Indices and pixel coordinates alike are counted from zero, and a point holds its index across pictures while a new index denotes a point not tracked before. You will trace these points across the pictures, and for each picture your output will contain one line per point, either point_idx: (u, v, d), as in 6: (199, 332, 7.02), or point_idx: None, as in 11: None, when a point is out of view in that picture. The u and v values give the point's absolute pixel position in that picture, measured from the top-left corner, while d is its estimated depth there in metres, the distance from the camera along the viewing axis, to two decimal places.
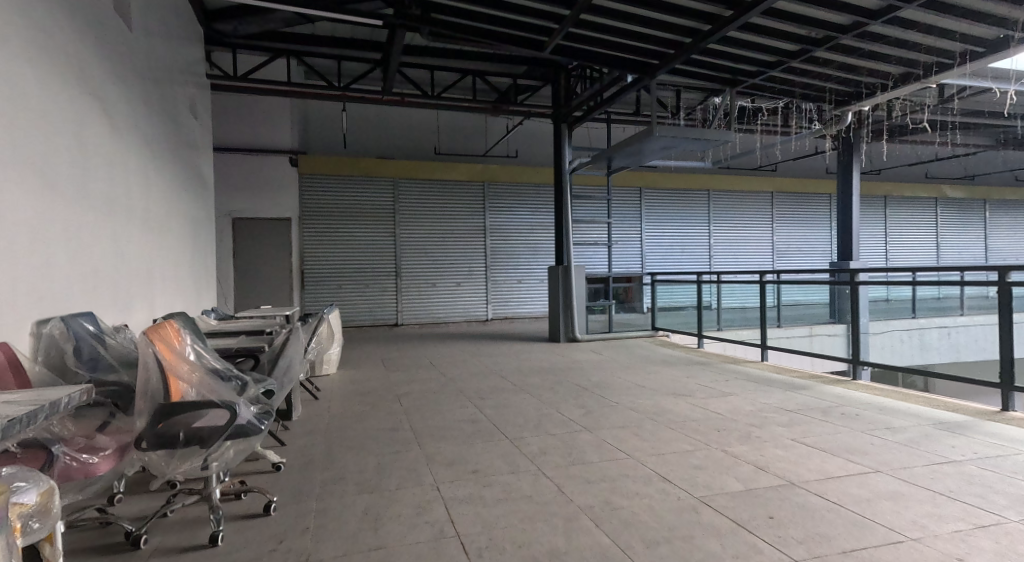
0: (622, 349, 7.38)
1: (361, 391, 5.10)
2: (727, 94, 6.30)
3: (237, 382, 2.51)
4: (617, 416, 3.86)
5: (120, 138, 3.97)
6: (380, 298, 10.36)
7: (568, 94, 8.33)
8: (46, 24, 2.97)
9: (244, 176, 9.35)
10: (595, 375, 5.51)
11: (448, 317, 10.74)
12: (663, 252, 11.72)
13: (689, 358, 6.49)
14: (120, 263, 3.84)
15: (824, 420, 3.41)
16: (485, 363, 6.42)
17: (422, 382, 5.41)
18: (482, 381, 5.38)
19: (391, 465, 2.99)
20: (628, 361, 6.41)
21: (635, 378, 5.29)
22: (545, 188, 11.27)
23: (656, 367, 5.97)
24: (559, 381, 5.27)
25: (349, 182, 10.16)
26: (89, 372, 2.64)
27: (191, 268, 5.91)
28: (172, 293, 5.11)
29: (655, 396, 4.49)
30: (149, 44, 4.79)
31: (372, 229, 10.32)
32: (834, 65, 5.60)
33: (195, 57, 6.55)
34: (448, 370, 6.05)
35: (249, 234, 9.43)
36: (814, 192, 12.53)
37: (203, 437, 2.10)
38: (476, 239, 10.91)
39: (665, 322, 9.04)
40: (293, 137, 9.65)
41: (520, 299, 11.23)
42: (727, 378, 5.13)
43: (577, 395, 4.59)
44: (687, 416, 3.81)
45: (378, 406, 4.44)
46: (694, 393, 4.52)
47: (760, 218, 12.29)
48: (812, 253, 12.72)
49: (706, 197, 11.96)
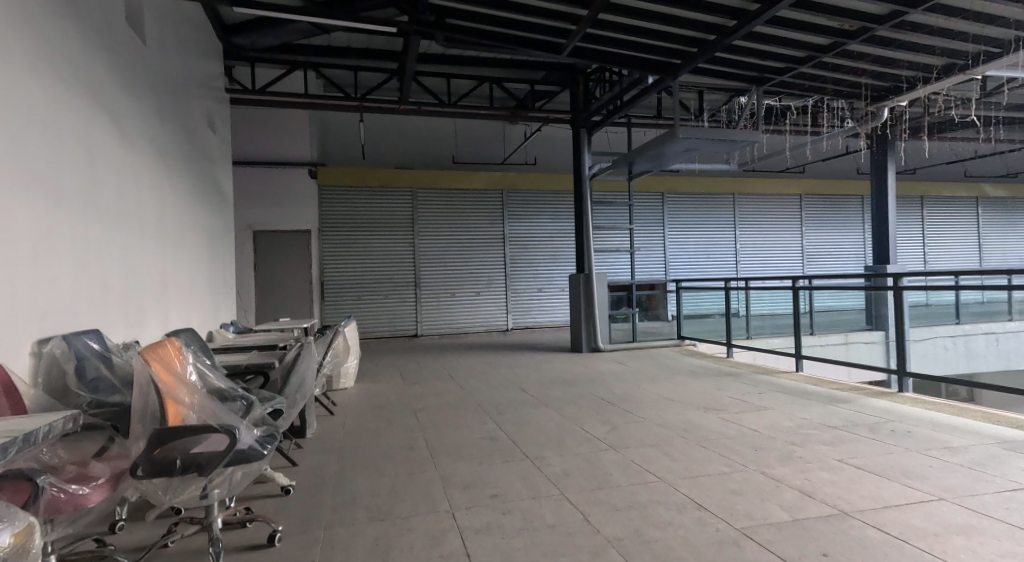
0: (648, 359, 7.13)
1: (377, 405, 4.96)
2: (754, 93, 6.05)
3: (243, 401, 2.41)
4: (645, 432, 3.65)
5: (130, 152, 3.89)
6: (399, 309, 10.27)
7: (587, 99, 8.16)
8: (50, 37, 2.87)
9: (264, 188, 9.37)
10: (620, 387, 5.30)
11: (468, 327, 10.59)
12: (688, 258, 11.43)
13: (718, 368, 6.23)
14: (133, 278, 3.75)
15: (874, 440, 3.16)
16: (505, 375, 6.24)
17: (440, 395, 5.25)
18: (502, 394, 5.21)
19: (404, 488, 2.83)
20: (654, 371, 6.17)
21: (662, 391, 5.07)
22: (565, 195, 11.09)
23: (684, 378, 5.72)
24: (583, 394, 5.06)
25: (366, 194, 10.16)
26: (90, 394, 2.57)
27: (208, 282, 5.87)
28: (188, 307, 5.05)
29: (684, 410, 4.26)
30: (164, 57, 4.74)
31: (390, 240, 10.27)
32: (870, 60, 5.34)
33: (213, 72, 6.55)
34: (467, 382, 5.88)
35: (269, 246, 9.44)
36: (844, 194, 12.12)
37: (201, 464, 1.96)
38: (495, 248, 10.77)
39: (692, 330, 8.75)
40: (312, 149, 9.65)
41: (541, 308, 11.03)
42: (759, 390, 4.87)
43: (601, 409, 4.38)
44: (720, 433, 3.58)
45: (394, 422, 4.29)
46: (726, 407, 4.28)
47: (788, 221, 11.91)
48: (844, 256, 12.27)
49: (731, 200, 11.64)
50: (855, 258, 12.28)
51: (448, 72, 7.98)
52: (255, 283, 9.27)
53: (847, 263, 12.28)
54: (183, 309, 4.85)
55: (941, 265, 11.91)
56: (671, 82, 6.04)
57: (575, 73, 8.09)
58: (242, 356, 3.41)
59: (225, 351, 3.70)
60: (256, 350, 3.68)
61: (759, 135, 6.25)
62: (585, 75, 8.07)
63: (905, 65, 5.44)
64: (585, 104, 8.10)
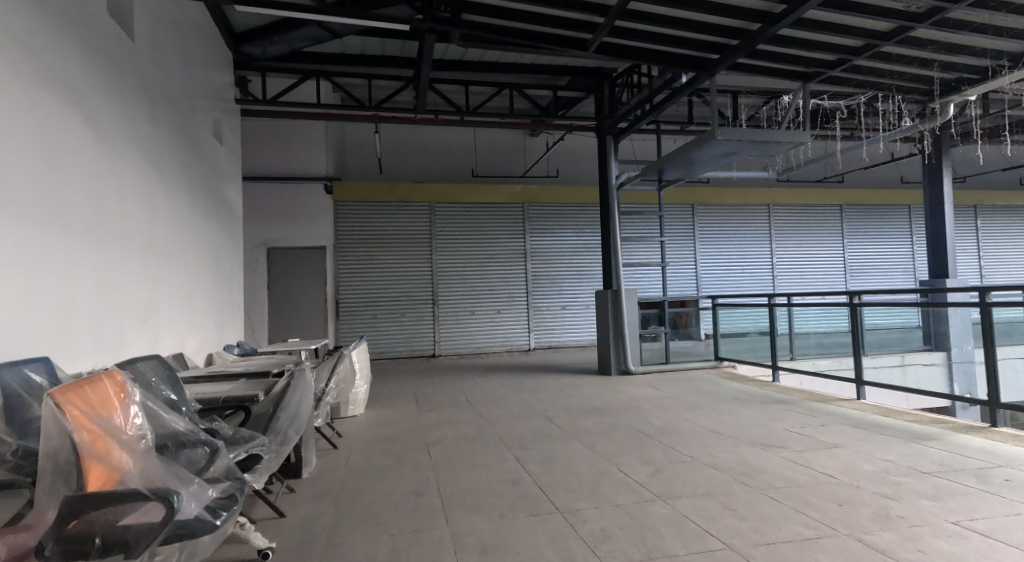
0: (686, 383, 6.53)
1: (387, 437, 4.45)
2: (800, 90, 5.52)
3: (206, 448, 1.93)
4: (697, 478, 3.10)
5: (129, 159, 3.49)
6: (416, 328, 9.81)
7: (612, 104, 7.69)
8: (10, 19, 2.43)
9: (278, 204, 9.07)
10: (658, 418, 4.72)
11: (489, 347, 10.05)
12: (721, 273, 10.79)
13: (766, 395, 5.61)
14: (123, 295, 3.32)
15: (991, 498, 2.58)
16: (528, 401, 5.70)
17: (457, 426, 4.72)
18: (526, 425, 4.67)
19: (408, 553, 2.32)
20: (694, 398, 5.56)
21: (706, 422, 4.48)
22: (590, 208, 10.58)
23: (728, 407, 5.12)
24: (617, 425, 4.50)
25: (382, 209, 9.75)
26: (20, 440, 2.05)
27: (215, 299, 5.49)
28: (190, 328, 4.62)
29: (738, 448, 3.68)
30: (168, 65, 4.40)
31: (407, 256, 9.84)
32: (936, 47, 4.75)
33: (226, 82, 6.26)
34: (487, 410, 5.36)
35: (284, 264, 9.09)
36: (889, 204, 11.40)
37: (129, 542, 1.47)
38: (517, 263, 10.28)
39: (730, 350, 8.09)
40: (328, 163, 9.34)
41: (565, 327, 10.43)
42: (821, 423, 4.25)
43: (641, 446, 3.82)
44: (789, 480, 3.00)
45: (405, 459, 3.77)
46: (788, 444, 3.70)
47: (828, 233, 11.21)
48: (892, 271, 11.46)
49: (767, 212, 11.00)
50: (902, 273, 11.48)
51: (468, 78, 7.58)
52: (268, 301, 8.91)
53: (894, 278, 11.47)
54: (184, 329, 4.43)
55: (998, 281, 11.06)
56: (707, 80, 5.55)
57: (600, 77, 7.61)
58: (227, 385, 2.92)
59: (211, 378, 3.22)
60: (246, 379, 3.19)
61: (807, 136, 5.64)
62: (611, 79, 7.60)
63: (980, 53, 4.85)
64: (611, 109, 7.59)
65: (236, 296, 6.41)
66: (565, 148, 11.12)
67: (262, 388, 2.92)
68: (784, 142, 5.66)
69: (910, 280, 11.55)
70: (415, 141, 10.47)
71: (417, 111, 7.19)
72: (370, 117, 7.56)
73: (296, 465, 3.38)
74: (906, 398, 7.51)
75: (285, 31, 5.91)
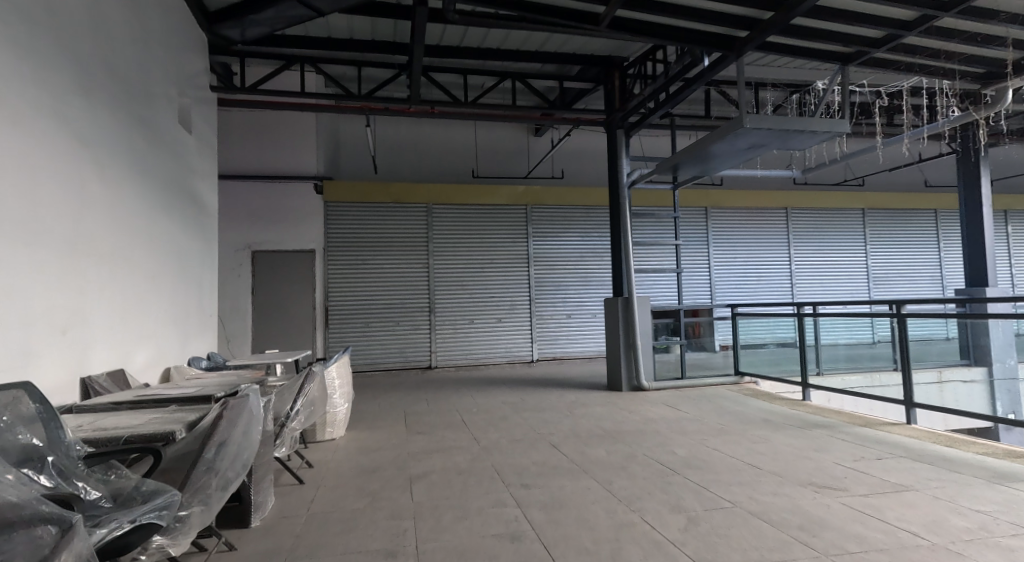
0: (706, 402, 5.88)
1: (366, 467, 3.82)
2: (838, 73, 4.89)
3: (53, 529, 1.45)
4: (745, 535, 2.47)
5: (40, 137, 2.85)
6: (411, 337, 9.16)
7: (623, 96, 7.09)
8: None
9: (264, 205, 8.49)
10: (682, 446, 4.08)
11: (489, 358, 9.40)
12: (737, 281, 10.15)
13: (800, 417, 4.97)
14: (32, 295, 2.73)
15: None
16: (531, 423, 5.06)
17: (449, 454, 4.09)
18: (528, 454, 4.03)
19: None
20: (718, 420, 4.93)
21: (738, 453, 3.84)
22: (597, 210, 9.96)
23: (760, 432, 4.48)
24: (635, 456, 3.86)
25: (376, 210, 9.14)
26: None
27: (182, 304, 4.88)
28: (142, 339, 3.99)
29: (785, 490, 3.04)
30: (121, 40, 3.82)
31: (402, 261, 9.23)
32: (1005, 20, 4.12)
33: (201, 67, 5.68)
34: (485, 433, 4.72)
35: (271, 269, 8.49)
36: (913, 209, 10.77)
37: None
38: (519, 268, 9.65)
39: (751, 363, 7.42)
40: (318, 162, 8.76)
41: (571, 338, 9.77)
42: (876, 456, 3.60)
43: (666, 486, 3.18)
44: (864, 542, 2.35)
45: (381, 500, 3.14)
46: (847, 485, 3.06)
47: (850, 239, 10.56)
48: (918, 279, 10.78)
49: (785, 215, 10.37)
50: (929, 281, 10.81)
51: (466, 68, 6.99)
52: (252, 309, 8.32)
53: (921, 287, 10.80)
54: (131, 340, 3.81)
55: None
56: (733, 62, 4.97)
57: (610, 67, 6.99)
58: (145, 416, 2.29)
59: (139, 404, 2.60)
60: (178, 405, 2.56)
61: (846, 124, 4.99)
62: (622, 69, 6.98)
63: None
64: (622, 102, 6.98)
65: (211, 303, 5.80)
66: (570, 148, 10.58)
67: (186, 421, 2.28)
68: (818, 133, 5.02)
69: (937, 289, 10.89)
70: (413, 139, 9.93)
71: (411, 102, 6.59)
72: (359, 109, 6.95)
73: (246, 510, 2.77)
74: (946, 418, 6.84)
75: (261, 8, 5.30)
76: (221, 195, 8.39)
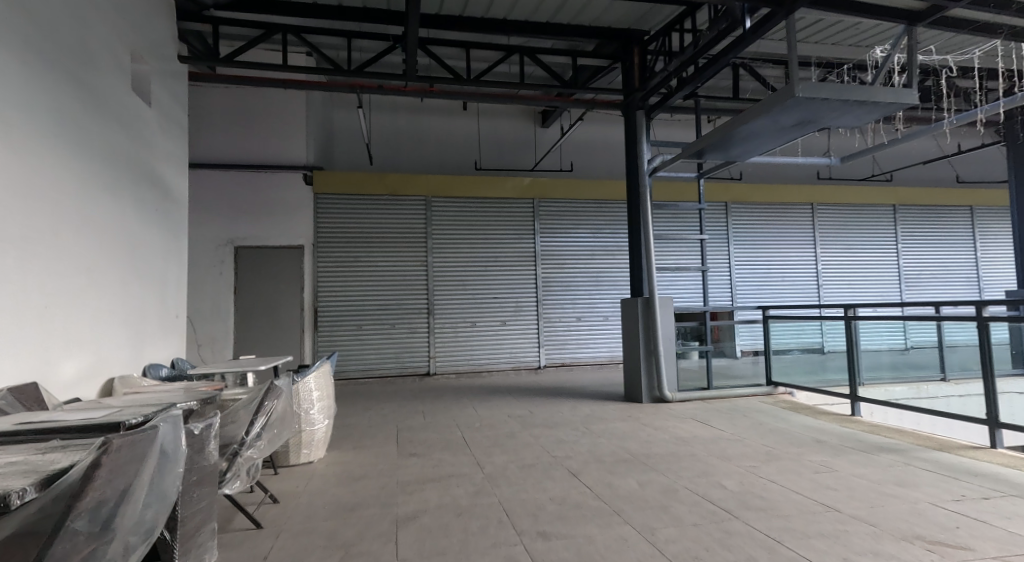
0: (742, 418, 5.16)
1: (344, 503, 3.11)
2: (906, 34, 4.19)
3: None
4: None
5: None
6: (408, 342, 8.43)
7: (643, 75, 6.37)
8: None
9: (248, 197, 7.81)
10: (730, 477, 3.35)
11: (492, 364, 8.67)
12: (759, 282, 9.41)
13: (860, 438, 4.25)
14: None
15: None
16: (543, 443, 4.34)
17: (446, 484, 3.38)
18: (544, 485, 3.33)
19: None
20: (763, 442, 4.21)
21: (803, 488, 3.11)
22: (610, 204, 9.23)
23: (818, 457, 3.76)
24: (676, 491, 3.14)
25: (371, 204, 8.43)
26: None
27: (136, 302, 4.17)
28: (72, 346, 3.28)
29: (886, 546, 2.34)
30: None
31: (399, 258, 8.52)
32: None
33: (168, 35, 5.01)
34: (489, 456, 4.01)
35: (255, 267, 7.79)
36: (947, 206, 10.05)
37: None
38: (525, 267, 8.93)
39: (784, 371, 6.66)
40: (308, 150, 8.06)
41: (580, 342, 9.01)
42: (983, 496, 2.87)
43: (727, 539, 2.46)
44: None
45: (358, 556, 2.43)
46: (968, 542, 2.36)
47: (880, 237, 9.83)
48: (953, 281, 10.05)
49: (810, 212, 9.64)
50: (964, 282, 10.07)
51: (468, 42, 6.27)
52: (234, 310, 7.63)
53: (955, 289, 10.07)
54: (54, 347, 3.10)
55: None
56: (783, 19, 4.27)
57: (630, 43, 6.28)
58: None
59: (13, 439, 1.89)
60: (66, 441, 1.84)
61: (914, 94, 4.25)
62: (643, 45, 6.29)
63: None
64: (642, 80, 6.27)
65: (180, 302, 5.10)
66: (580, 141, 9.94)
67: (46, 473, 1.52)
68: (881, 105, 4.28)
69: (974, 291, 10.14)
70: (412, 128, 9.36)
71: (407, 78, 5.88)
72: (348, 86, 6.22)
73: None
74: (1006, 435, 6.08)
75: None
76: (201, 185, 7.71)
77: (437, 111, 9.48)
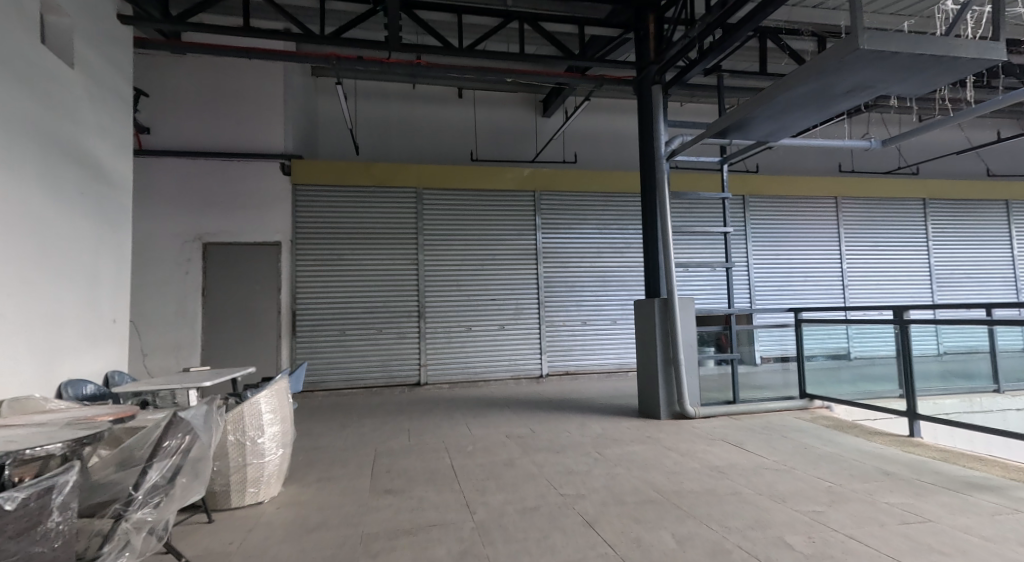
0: (782, 440, 4.38)
1: None
2: None
3: None
4: None
5: None
6: (396, 348, 7.63)
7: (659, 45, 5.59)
8: None
9: (219, 188, 7.07)
10: (795, 531, 2.57)
11: (489, 373, 7.88)
12: (780, 282, 8.63)
13: (937, 469, 3.47)
14: None
15: None
16: (548, 476, 3.54)
17: (425, 540, 2.60)
18: (554, 541, 2.55)
19: None
20: (819, 474, 3.44)
21: (899, 552, 2.34)
22: (617, 198, 8.45)
23: (898, 497, 2.99)
24: (728, 554, 2.36)
25: (357, 196, 7.64)
26: None
27: (46, 303, 3.40)
28: None
29: None
30: None
31: (387, 256, 7.72)
32: None
33: None
34: (484, 494, 3.23)
35: (226, 264, 7.03)
36: (982, 200, 9.29)
37: None
38: (526, 265, 8.15)
39: (820, 381, 5.82)
40: (285, 136, 7.28)
41: (586, 349, 8.22)
42: None
43: None
44: None
45: None
46: None
47: (910, 233, 9.08)
48: (988, 281, 9.30)
49: (834, 206, 8.87)
50: (1000, 283, 9.33)
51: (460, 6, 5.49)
52: (202, 313, 6.89)
53: (990, 289, 9.31)
54: None
55: None
56: None
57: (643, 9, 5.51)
58: None
59: None
60: None
61: (1000, 49, 3.48)
62: (659, 11, 5.46)
63: None
64: (659, 49, 5.47)
65: (120, 305, 4.33)
66: (584, 131, 9.21)
67: None
68: (960, 62, 3.53)
69: (1011, 292, 9.38)
70: (402, 115, 8.60)
71: (389, 46, 5.09)
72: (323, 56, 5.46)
73: None
74: None
75: None
76: (165, 174, 6.98)
77: (429, 97, 8.72)
